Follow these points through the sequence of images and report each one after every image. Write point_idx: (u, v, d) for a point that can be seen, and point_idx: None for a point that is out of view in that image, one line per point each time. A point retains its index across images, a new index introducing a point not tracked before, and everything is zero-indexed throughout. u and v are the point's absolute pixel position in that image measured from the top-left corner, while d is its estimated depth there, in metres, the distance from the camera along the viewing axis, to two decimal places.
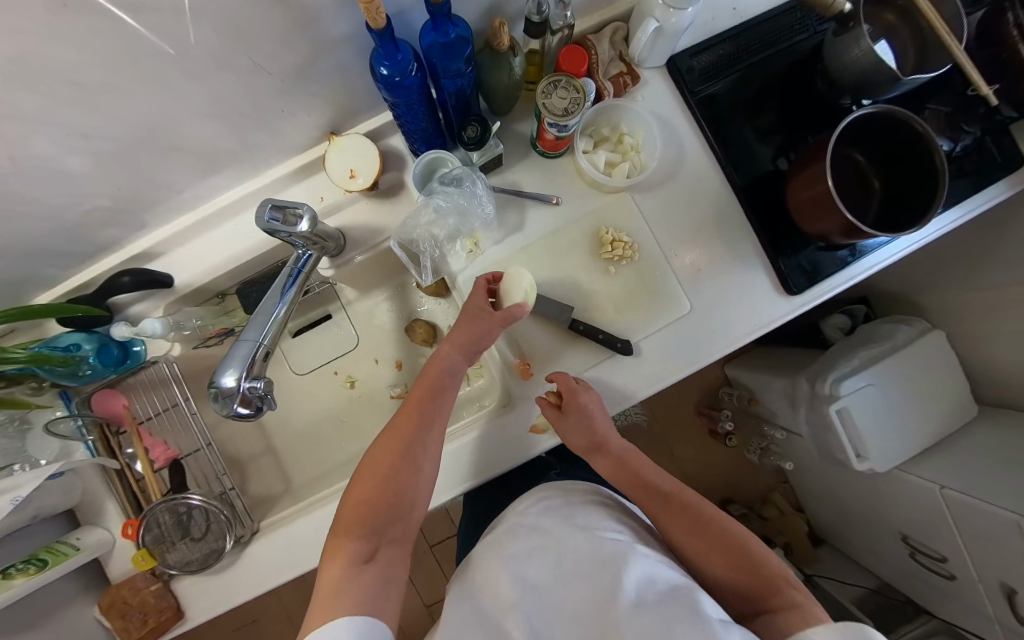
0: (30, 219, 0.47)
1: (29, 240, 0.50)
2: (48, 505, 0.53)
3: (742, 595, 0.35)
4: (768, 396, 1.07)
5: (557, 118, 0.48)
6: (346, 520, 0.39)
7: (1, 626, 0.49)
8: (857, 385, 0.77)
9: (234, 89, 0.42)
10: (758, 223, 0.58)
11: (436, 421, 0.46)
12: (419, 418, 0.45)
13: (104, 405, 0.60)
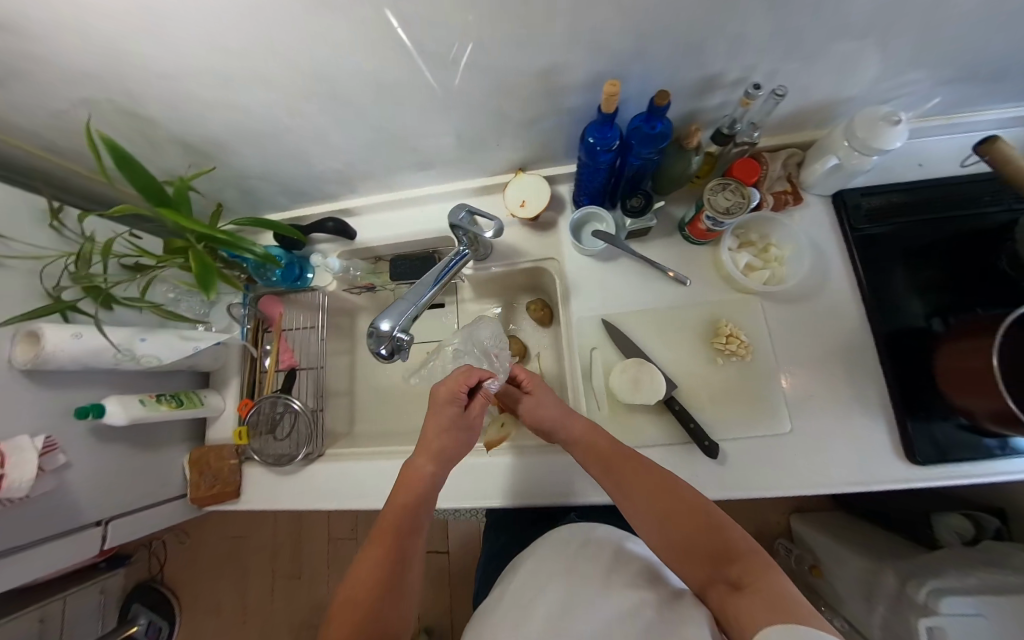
0: (301, 164, 0.65)
1: (291, 178, 0.68)
2: (202, 362, 0.67)
3: (711, 579, 0.37)
4: (839, 570, 0.92)
5: (717, 214, 0.54)
6: None
7: (137, 435, 0.63)
8: (964, 610, 0.64)
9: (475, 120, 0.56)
10: (892, 373, 0.55)
11: (407, 536, 0.45)
12: (388, 548, 0.44)
13: (266, 308, 0.73)
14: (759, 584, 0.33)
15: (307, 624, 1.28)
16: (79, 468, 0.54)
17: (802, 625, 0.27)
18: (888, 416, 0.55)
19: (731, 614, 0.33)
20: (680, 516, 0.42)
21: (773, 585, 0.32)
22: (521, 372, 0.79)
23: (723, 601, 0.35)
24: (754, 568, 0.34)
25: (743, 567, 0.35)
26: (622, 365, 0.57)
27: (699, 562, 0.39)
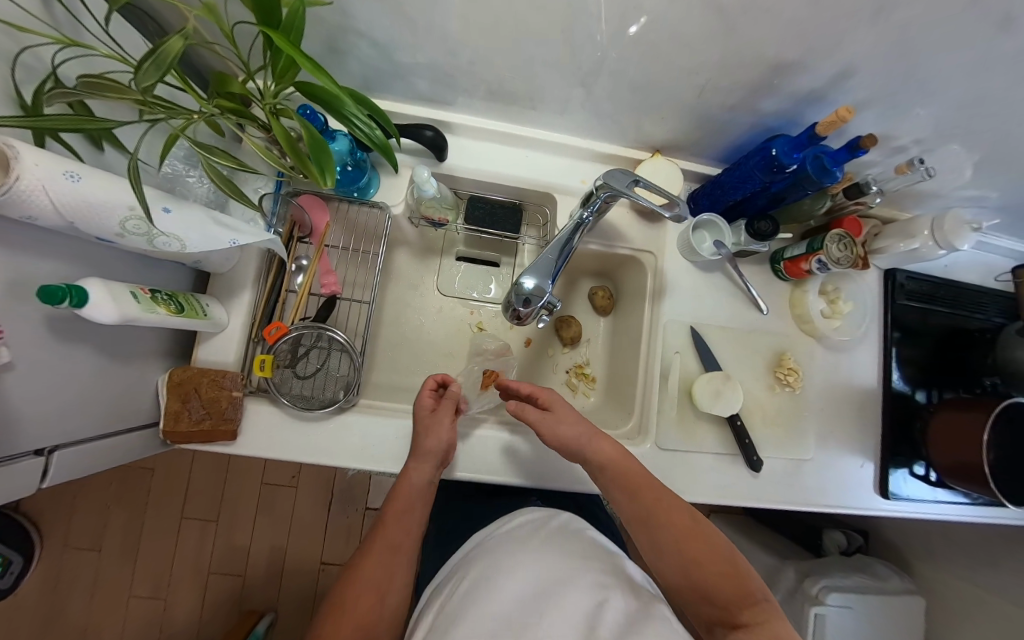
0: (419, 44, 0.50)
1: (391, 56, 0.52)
2: (211, 260, 0.50)
3: (717, 627, 0.39)
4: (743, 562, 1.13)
5: (829, 260, 0.57)
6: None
7: (98, 339, 0.44)
8: (840, 601, 0.86)
9: (668, 79, 0.49)
10: (888, 424, 0.68)
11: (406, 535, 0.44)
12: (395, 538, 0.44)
13: (308, 211, 0.58)
14: (770, 627, 0.37)
15: (217, 572, 1.13)
16: (24, 374, 0.35)
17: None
18: (874, 456, 0.68)
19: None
20: (704, 566, 0.41)
21: (783, 631, 0.36)
22: (567, 355, 0.77)
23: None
24: (760, 625, 0.37)
25: (751, 615, 0.38)
26: (707, 375, 0.59)
27: (707, 605, 0.40)
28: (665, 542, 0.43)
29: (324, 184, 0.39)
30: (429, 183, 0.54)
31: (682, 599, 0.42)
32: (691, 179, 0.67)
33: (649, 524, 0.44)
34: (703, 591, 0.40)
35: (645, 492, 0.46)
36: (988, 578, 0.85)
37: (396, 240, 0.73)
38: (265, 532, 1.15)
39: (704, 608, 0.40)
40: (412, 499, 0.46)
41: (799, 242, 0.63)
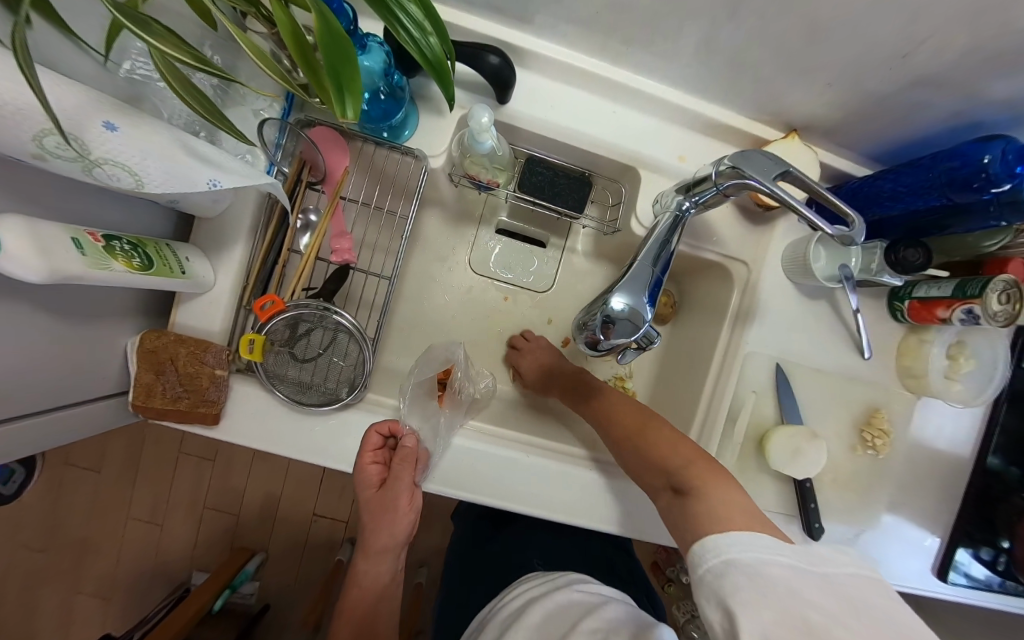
0: None
1: None
2: (191, 200, 0.38)
3: (664, 492, 0.39)
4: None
5: (988, 315, 0.44)
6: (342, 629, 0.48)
7: None
8: None
9: (878, 27, 0.32)
10: (970, 504, 0.59)
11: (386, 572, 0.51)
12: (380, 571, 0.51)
13: (323, 149, 0.45)
14: (712, 494, 0.33)
15: (213, 508, 1.11)
16: None
17: (731, 526, 0.28)
18: (941, 533, 0.60)
19: (675, 517, 0.35)
20: (656, 445, 0.42)
21: (721, 500, 0.32)
22: (608, 363, 0.66)
23: (666, 507, 0.37)
24: (704, 482, 0.35)
25: (694, 475, 0.36)
26: (788, 429, 0.48)
27: (654, 475, 0.41)
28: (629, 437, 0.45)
29: (343, 115, 0.22)
30: (487, 133, 0.39)
31: (640, 479, 0.43)
32: (821, 175, 0.51)
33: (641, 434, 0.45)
34: (655, 464, 0.41)
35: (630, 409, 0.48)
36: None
37: (428, 199, 0.59)
38: (262, 477, 1.13)
39: (654, 475, 0.41)
40: (373, 595, 0.50)
41: (940, 280, 0.49)
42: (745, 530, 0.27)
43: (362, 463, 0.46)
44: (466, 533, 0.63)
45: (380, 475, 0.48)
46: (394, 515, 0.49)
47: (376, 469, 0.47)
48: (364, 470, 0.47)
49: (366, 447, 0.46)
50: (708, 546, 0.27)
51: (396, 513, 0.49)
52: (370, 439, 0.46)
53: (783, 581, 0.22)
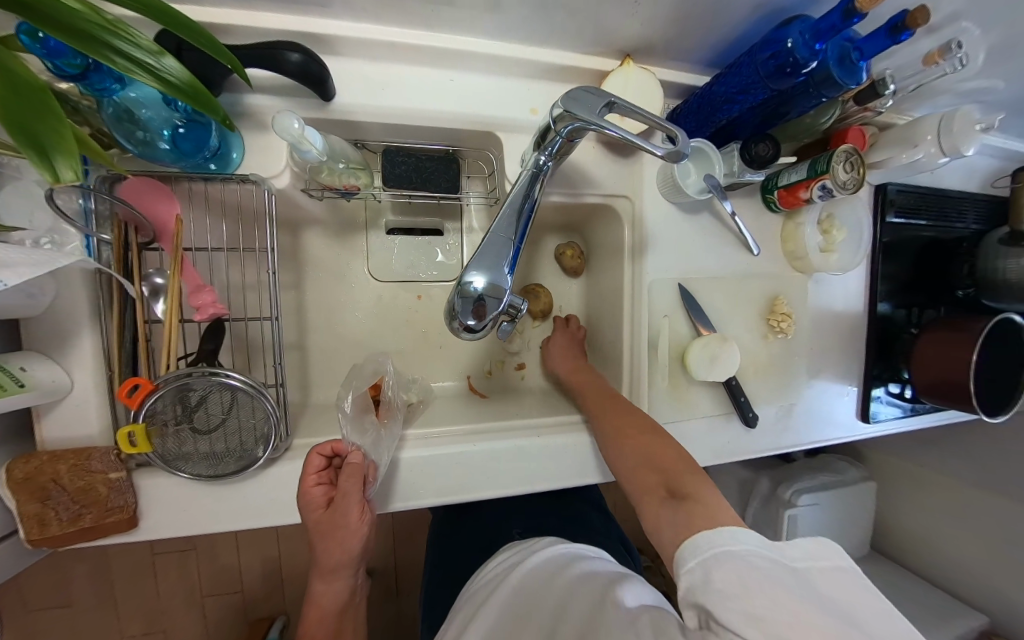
0: None
1: None
2: (1, 305, 0.33)
3: (651, 494, 0.36)
4: (718, 474, 1.20)
5: (838, 185, 0.48)
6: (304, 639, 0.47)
7: None
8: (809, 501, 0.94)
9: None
10: (873, 351, 0.66)
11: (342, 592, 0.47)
12: (338, 589, 0.47)
13: (141, 201, 0.39)
14: (702, 499, 0.32)
15: (212, 594, 1.05)
16: None
17: (716, 524, 0.28)
18: (857, 383, 0.67)
19: (664, 519, 0.32)
20: (654, 450, 0.41)
21: (715, 507, 0.31)
22: (538, 328, 0.67)
23: (656, 507, 0.34)
24: (695, 486, 0.34)
25: (687, 481, 0.35)
26: (701, 340, 0.52)
27: (646, 476, 0.39)
28: (622, 436, 0.45)
29: (59, 179, 0.20)
30: (306, 140, 0.36)
31: (630, 485, 0.40)
32: (671, 94, 0.52)
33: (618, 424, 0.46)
34: (648, 463, 0.40)
35: (612, 399, 0.49)
36: (926, 456, 0.93)
37: (299, 221, 0.55)
38: (251, 547, 1.06)
39: (644, 478, 0.39)
40: (332, 617, 0.47)
41: (798, 165, 0.52)
42: (730, 525, 0.28)
43: (305, 486, 0.43)
44: (450, 531, 0.64)
45: (322, 496, 0.43)
46: (345, 536, 0.43)
47: (320, 489, 0.43)
48: (306, 494, 0.42)
49: (308, 471, 0.43)
50: (698, 542, 0.27)
51: (348, 529, 0.43)
52: (311, 463, 0.43)
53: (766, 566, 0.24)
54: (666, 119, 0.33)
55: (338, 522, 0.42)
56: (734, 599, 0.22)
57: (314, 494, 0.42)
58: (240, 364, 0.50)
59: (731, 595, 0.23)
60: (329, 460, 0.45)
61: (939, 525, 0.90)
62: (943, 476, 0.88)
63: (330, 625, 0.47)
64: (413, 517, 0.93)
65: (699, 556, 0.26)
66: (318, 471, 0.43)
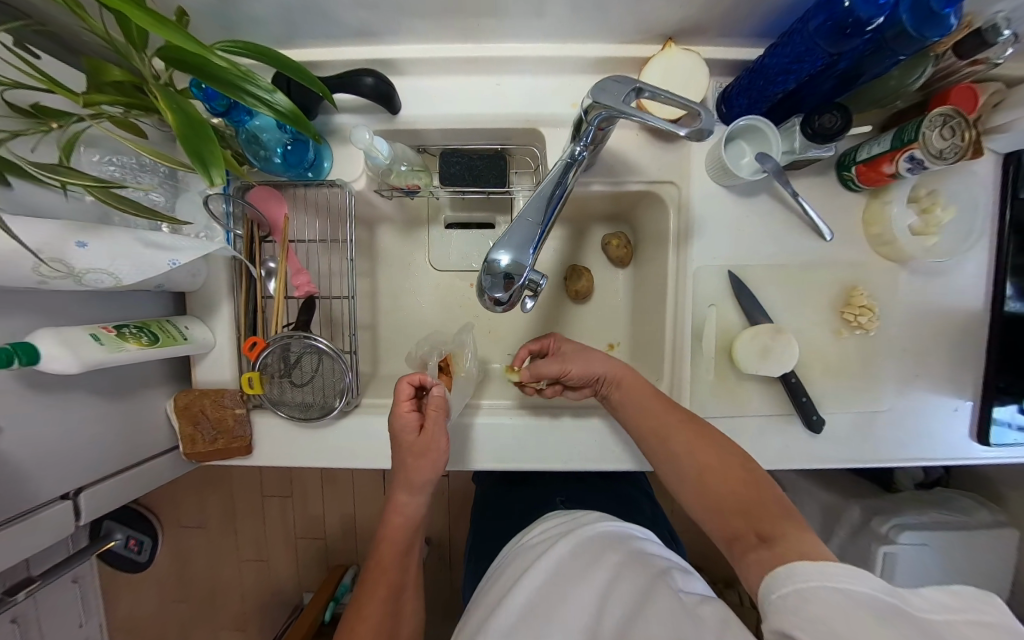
0: None
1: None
2: (175, 280, 0.47)
3: (740, 539, 0.33)
4: (796, 494, 1.06)
5: (929, 156, 0.41)
6: (375, 572, 0.46)
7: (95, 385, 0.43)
8: (914, 539, 0.78)
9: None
10: (1001, 358, 0.54)
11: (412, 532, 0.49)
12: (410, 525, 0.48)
13: (262, 205, 0.51)
14: (794, 542, 0.29)
15: (303, 536, 1.25)
16: (21, 440, 0.35)
17: (804, 558, 0.26)
18: (973, 395, 0.56)
19: (751, 561, 0.30)
20: (725, 479, 0.38)
21: (807, 547, 0.28)
22: (582, 317, 0.69)
23: (743, 553, 0.32)
24: (787, 531, 0.30)
25: (777, 526, 0.31)
26: (751, 331, 0.49)
27: (730, 520, 0.35)
28: (681, 454, 0.43)
29: (213, 182, 0.29)
30: (375, 149, 0.44)
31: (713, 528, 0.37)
32: (723, 73, 0.50)
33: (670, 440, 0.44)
34: (726, 503, 0.37)
35: (660, 415, 0.46)
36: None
37: (374, 219, 0.65)
38: (333, 502, 1.24)
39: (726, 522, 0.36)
40: (408, 531, 0.48)
41: (882, 135, 0.46)
42: (811, 560, 0.26)
43: (398, 410, 0.47)
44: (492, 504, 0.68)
45: (410, 419, 0.47)
46: (435, 458, 0.47)
47: (412, 415, 0.48)
48: (399, 417, 0.47)
49: (400, 398, 0.48)
50: (791, 570, 0.26)
51: (436, 454, 0.47)
52: (401, 389, 0.48)
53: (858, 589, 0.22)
54: (696, 102, 0.33)
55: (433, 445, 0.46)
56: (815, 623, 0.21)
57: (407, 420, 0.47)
58: (326, 335, 0.61)
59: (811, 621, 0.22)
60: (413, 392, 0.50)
61: None
62: None
63: (397, 560, 0.47)
64: (464, 493, 1.00)
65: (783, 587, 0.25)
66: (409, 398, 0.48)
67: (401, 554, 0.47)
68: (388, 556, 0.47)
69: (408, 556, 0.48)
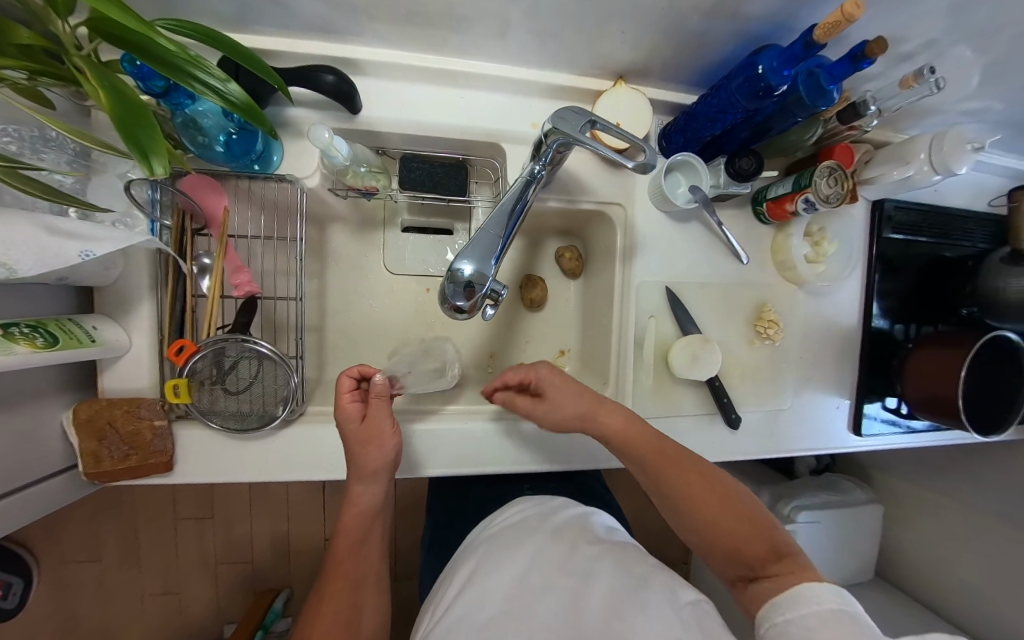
0: None
1: None
2: (82, 273, 0.41)
3: (739, 574, 0.38)
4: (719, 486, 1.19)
5: (819, 201, 0.51)
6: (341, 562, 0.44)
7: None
8: (809, 518, 0.92)
9: None
10: (869, 365, 0.66)
11: (373, 523, 0.48)
12: (369, 519, 0.47)
13: (197, 193, 0.47)
14: (788, 575, 0.34)
15: (226, 561, 1.12)
16: None
17: (806, 583, 0.31)
18: (851, 395, 0.68)
19: (751, 601, 0.35)
20: (721, 513, 0.41)
21: (798, 576, 0.33)
22: (537, 324, 0.72)
23: (746, 589, 0.37)
24: (784, 566, 0.35)
25: (773, 562, 0.36)
26: (684, 340, 0.55)
27: (728, 557, 0.40)
28: (679, 496, 0.43)
29: (153, 172, 0.27)
30: (334, 148, 0.42)
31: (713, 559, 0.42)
32: (663, 112, 0.57)
33: (664, 479, 0.44)
34: (712, 529, 0.41)
35: (650, 461, 0.45)
36: (933, 480, 0.91)
37: (326, 217, 0.62)
38: (264, 520, 1.13)
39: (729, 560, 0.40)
40: (365, 518, 0.47)
41: (785, 179, 0.56)
42: (815, 584, 0.31)
43: (340, 402, 0.47)
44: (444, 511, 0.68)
45: (352, 409, 0.46)
46: (384, 442, 0.46)
47: (355, 405, 0.47)
48: (342, 409, 0.46)
49: (342, 390, 0.47)
50: (798, 596, 0.30)
51: (385, 440, 0.46)
52: (341, 383, 0.48)
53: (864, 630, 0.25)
54: (641, 138, 0.38)
55: (385, 430, 0.46)
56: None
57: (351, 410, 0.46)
58: (267, 338, 0.57)
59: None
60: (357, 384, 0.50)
61: (948, 554, 0.87)
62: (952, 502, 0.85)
63: (358, 548, 0.46)
64: (413, 500, 0.97)
65: (785, 614, 0.30)
66: (350, 390, 0.48)
67: (361, 535, 0.47)
68: (346, 546, 0.46)
69: (365, 545, 0.46)
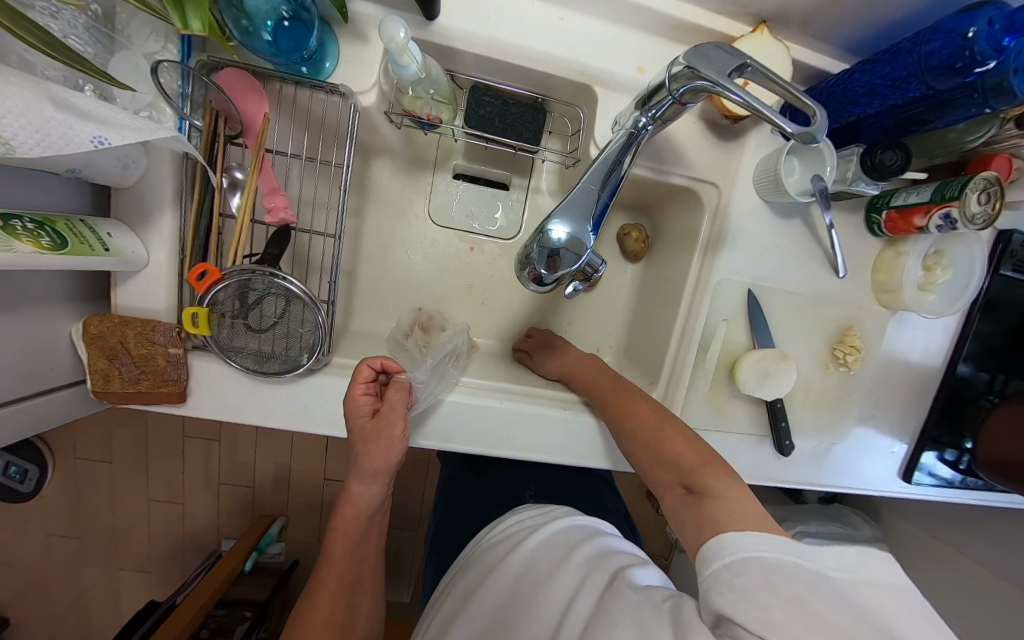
0: None
1: None
2: (98, 167, 0.34)
3: (672, 488, 0.36)
4: None
5: (964, 220, 0.42)
6: (334, 569, 0.41)
7: None
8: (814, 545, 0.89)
9: None
10: (939, 410, 0.60)
11: (372, 524, 0.44)
12: (366, 523, 0.43)
13: (234, 92, 0.40)
14: (723, 496, 0.31)
15: (228, 482, 1.15)
16: None
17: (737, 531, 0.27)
18: (910, 439, 0.62)
19: (687, 518, 0.32)
20: (667, 439, 0.40)
21: (737, 504, 0.29)
22: (582, 305, 0.65)
23: (679, 504, 0.34)
24: (718, 481, 0.32)
25: (706, 476, 0.34)
26: (758, 354, 0.49)
27: (665, 470, 0.38)
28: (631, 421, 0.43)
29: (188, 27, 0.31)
30: (408, 54, 0.34)
31: (648, 476, 0.40)
32: (796, 77, 0.47)
33: (624, 413, 0.45)
34: (658, 455, 0.39)
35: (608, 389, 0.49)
36: (952, 534, 0.87)
37: (373, 148, 0.55)
38: (268, 451, 1.15)
39: (663, 473, 0.38)
40: (363, 518, 0.43)
41: (921, 186, 0.46)
42: (750, 530, 0.26)
43: (352, 394, 0.42)
44: (455, 482, 0.65)
45: (364, 409, 0.42)
46: (388, 447, 0.41)
47: (367, 400, 0.42)
48: (354, 401, 0.42)
49: (358, 380, 0.43)
50: (723, 542, 0.26)
51: (391, 442, 0.41)
52: (361, 372, 0.43)
53: (793, 575, 0.21)
54: (802, 89, 0.27)
55: (386, 437, 0.41)
56: (762, 610, 0.20)
57: (359, 411, 0.41)
58: (295, 274, 0.52)
59: (757, 601, 0.21)
60: (376, 375, 0.45)
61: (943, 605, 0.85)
62: (967, 559, 0.82)
63: (354, 552, 0.42)
64: (416, 457, 0.97)
65: (723, 558, 0.25)
66: (367, 382, 0.43)
67: (360, 533, 0.43)
68: (339, 547, 0.42)
69: (363, 545, 0.43)
